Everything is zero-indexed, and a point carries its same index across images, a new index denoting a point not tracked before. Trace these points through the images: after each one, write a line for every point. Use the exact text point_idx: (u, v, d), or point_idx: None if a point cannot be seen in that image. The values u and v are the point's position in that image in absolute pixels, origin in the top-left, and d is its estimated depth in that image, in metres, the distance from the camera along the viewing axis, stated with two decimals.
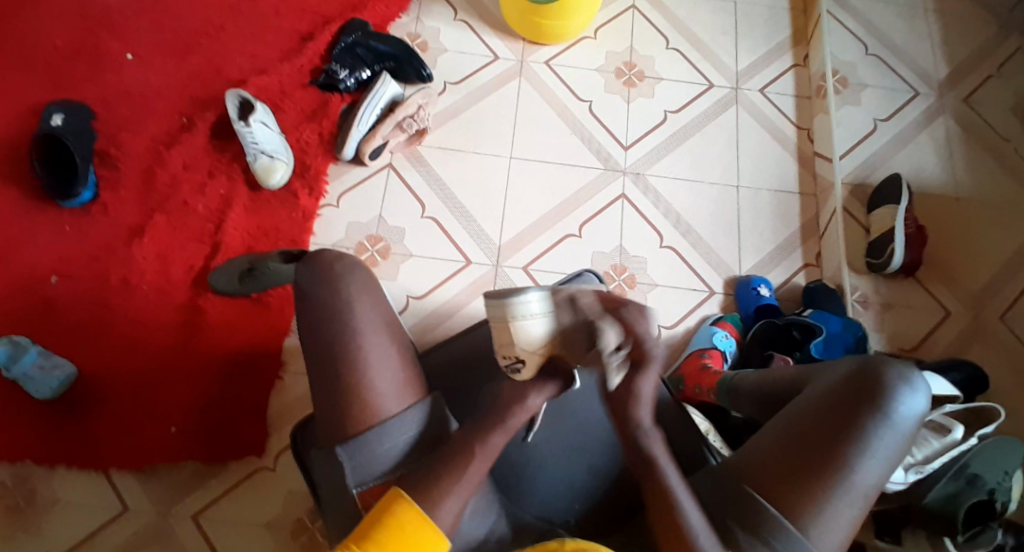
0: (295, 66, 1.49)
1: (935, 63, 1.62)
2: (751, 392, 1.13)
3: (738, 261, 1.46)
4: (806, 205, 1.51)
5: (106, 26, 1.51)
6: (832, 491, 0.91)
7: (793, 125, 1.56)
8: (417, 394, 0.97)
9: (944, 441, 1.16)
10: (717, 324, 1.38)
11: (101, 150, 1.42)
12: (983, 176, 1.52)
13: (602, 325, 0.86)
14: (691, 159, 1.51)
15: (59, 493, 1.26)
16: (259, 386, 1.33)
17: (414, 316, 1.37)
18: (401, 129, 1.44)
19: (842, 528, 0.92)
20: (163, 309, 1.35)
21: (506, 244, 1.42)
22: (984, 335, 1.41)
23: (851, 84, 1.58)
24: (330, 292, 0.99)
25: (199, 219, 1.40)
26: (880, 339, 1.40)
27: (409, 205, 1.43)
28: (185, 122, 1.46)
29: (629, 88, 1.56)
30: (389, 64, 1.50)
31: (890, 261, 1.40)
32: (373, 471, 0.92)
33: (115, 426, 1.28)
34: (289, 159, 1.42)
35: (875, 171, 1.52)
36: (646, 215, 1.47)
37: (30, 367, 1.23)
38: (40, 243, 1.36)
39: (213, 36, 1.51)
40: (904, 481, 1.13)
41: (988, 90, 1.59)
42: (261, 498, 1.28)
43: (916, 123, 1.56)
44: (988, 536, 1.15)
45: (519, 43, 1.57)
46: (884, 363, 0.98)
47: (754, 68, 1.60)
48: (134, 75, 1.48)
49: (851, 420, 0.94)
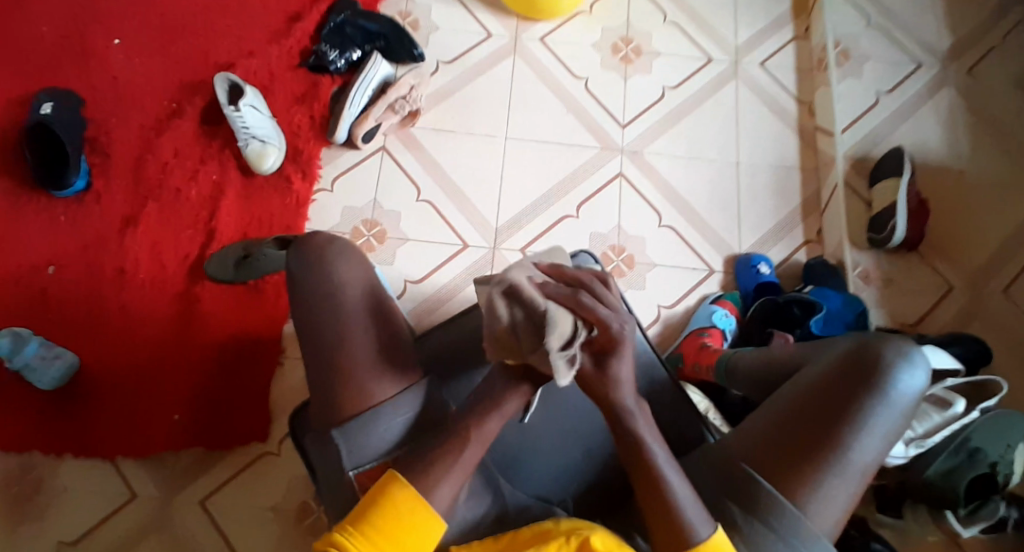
0: (285, 48, 1.47)
1: (938, 33, 1.58)
2: (749, 373, 1.13)
3: (737, 238, 1.44)
4: (806, 180, 1.49)
5: (94, 11, 1.49)
6: (829, 469, 0.91)
7: (793, 99, 1.54)
8: (414, 377, 0.97)
9: (944, 415, 1.16)
10: (716, 303, 1.37)
11: (92, 138, 1.41)
12: (987, 148, 1.49)
13: (550, 314, 0.79)
14: (689, 136, 1.49)
15: (62, 481, 1.27)
16: (257, 373, 1.33)
17: (411, 300, 1.36)
18: (393, 110, 1.42)
19: (840, 506, 0.91)
20: (159, 297, 1.34)
21: (502, 225, 1.41)
22: (987, 310, 1.40)
23: (852, 56, 1.55)
24: (322, 275, 0.98)
25: (191, 206, 1.39)
26: (881, 315, 1.39)
27: (404, 187, 1.42)
28: (176, 108, 1.44)
29: (625, 65, 1.53)
30: (380, 44, 1.47)
31: (891, 236, 1.38)
32: (369, 452, 0.92)
33: (115, 415, 1.29)
34: (282, 144, 1.40)
35: (876, 145, 1.49)
36: (644, 193, 1.45)
37: (31, 357, 1.24)
38: (35, 233, 1.36)
39: (202, 20, 1.49)
40: (904, 454, 1.15)
41: (993, 59, 1.56)
42: (263, 484, 1.29)
43: (919, 95, 1.53)
44: (989, 509, 1.16)
45: (512, 20, 1.54)
46: (882, 340, 0.97)
47: (752, 42, 1.57)
48: (123, 61, 1.46)
49: (848, 398, 0.93)
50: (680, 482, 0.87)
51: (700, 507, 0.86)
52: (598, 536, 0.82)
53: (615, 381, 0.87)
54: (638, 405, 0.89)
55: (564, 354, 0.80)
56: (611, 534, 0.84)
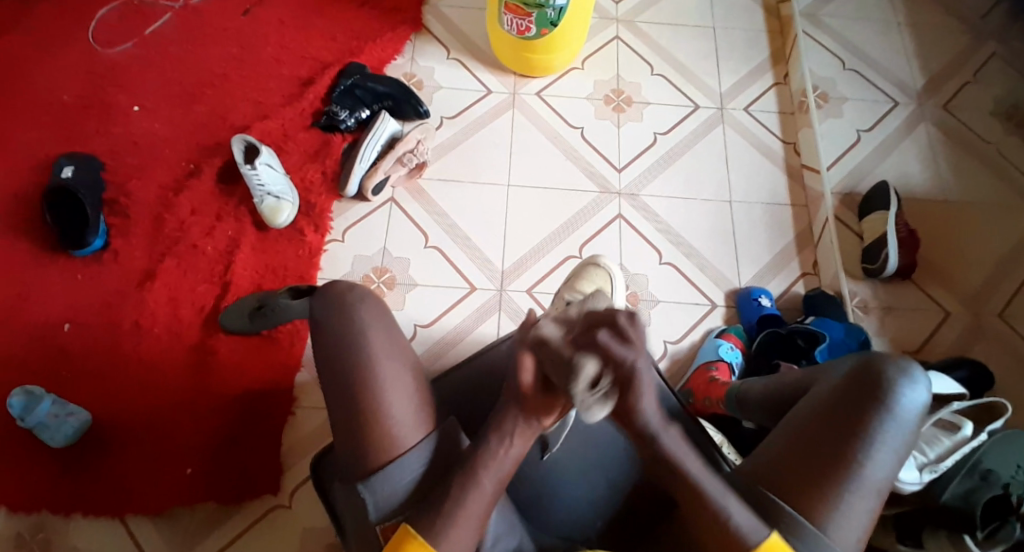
0: (298, 110, 1.55)
1: (911, 73, 1.68)
2: (760, 403, 1.14)
3: (736, 272, 1.49)
4: (798, 215, 1.55)
5: (116, 81, 1.57)
6: (844, 485, 0.92)
7: (779, 139, 1.61)
8: (426, 429, 0.96)
9: (955, 439, 1.17)
10: (721, 336, 1.40)
11: (112, 199, 1.46)
12: (967, 178, 1.56)
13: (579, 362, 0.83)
14: (682, 177, 1.56)
15: (74, 541, 1.26)
16: (271, 423, 1.33)
17: (422, 343, 1.39)
18: (401, 163, 1.48)
19: (858, 522, 0.92)
20: (175, 350, 1.36)
21: (508, 268, 1.45)
22: (984, 333, 1.43)
23: (832, 98, 1.64)
24: (346, 321, 0.99)
25: (208, 260, 1.43)
26: (882, 342, 1.43)
27: (412, 235, 1.47)
28: (193, 168, 1.50)
29: (618, 113, 1.61)
30: (388, 103, 1.55)
31: (885, 265, 1.44)
32: (394, 504, 0.93)
33: (129, 469, 1.29)
34: (295, 199, 1.46)
35: (862, 179, 1.56)
36: (643, 232, 1.50)
37: (44, 415, 1.24)
38: (54, 291, 1.39)
39: (219, 86, 1.57)
40: (918, 481, 1.14)
41: (966, 96, 1.65)
42: (277, 537, 1.28)
43: (897, 131, 1.61)
44: (1006, 531, 1.12)
45: (510, 77, 1.63)
46: (883, 359, 0.98)
47: (736, 89, 1.66)
48: (141, 126, 1.53)
49: (856, 416, 0.95)
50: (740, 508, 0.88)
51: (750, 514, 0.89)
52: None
53: (637, 409, 0.87)
54: (665, 423, 0.90)
55: (590, 397, 0.84)
56: None
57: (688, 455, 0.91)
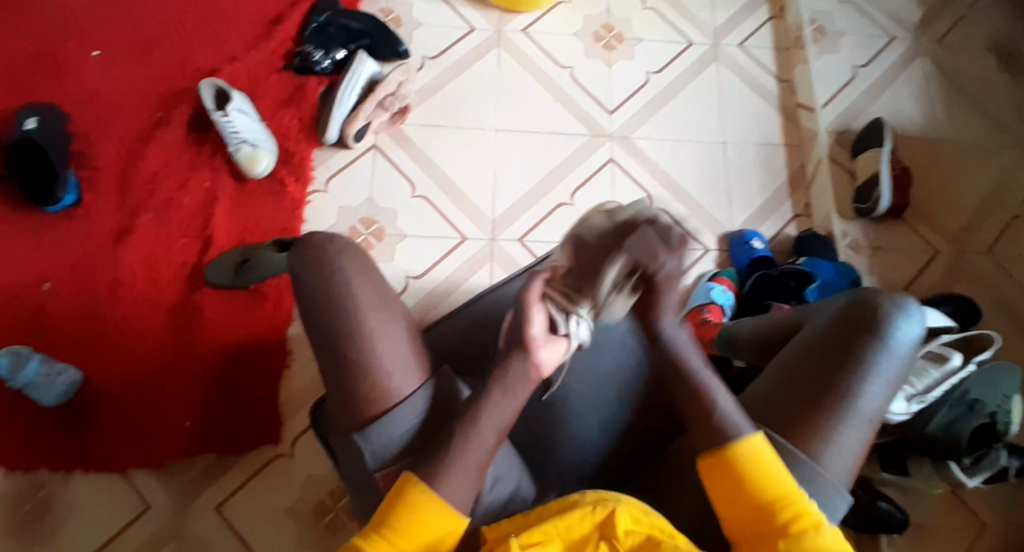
0: (271, 53, 1.47)
1: (907, 6, 1.63)
2: (750, 340, 1.14)
3: (728, 216, 1.47)
4: (791, 156, 1.52)
5: (74, 24, 1.47)
6: (837, 417, 0.91)
7: (773, 77, 1.57)
8: (421, 375, 0.95)
9: (943, 370, 1.13)
10: (714, 280, 1.39)
11: (79, 152, 1.39)
12: (961, 114, 1.54)
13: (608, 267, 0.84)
14: (675, 118, 1.51)
15: (71, 499, 1.24)
16: (262, 376, 1.32)
17: (412, 296, 1.36)
18: (383, 108, 1.43)
19: (851, 453, 0.91)
20: (158, 307, 1.33)
21: (498, 216, 1.41)
22: (973, 271, 1.44)
23: (827, 33, 1.58)
24: (329, 275, 0.96)
25: (186, 214, 1.38)
26: (873, 281, 1.43)
27: (399, 184, 1.42)
28: (162, 117, 1.43)
29: (609, 52, 1.55)
30: (365, 42, 1.48)
31: (876, 205, 1.42)
32: (391, 452, 0.92)
33: (121, 429, 1.26)
34: (272, 146, 1.39)
35: (856, 117, 1.53)
36: (636, 177, 1.47)
37: (33, 375, 1.19)
38: (26, 250, 1.34)
39: (185, 28, 1.48)
40: (907, 410, 1.13)
41: (962, 29, 1.61)
42: (280, 485, 1.27)
43: (893, 67, 1.57)
44: (992, 457, 1.18)
45: (494, 13, 1.55)
46: (877, 294, 0.97)
47: (730, 24, 1.60)
48: (104, 72, 1.45)
49: (849, 350, 0.93)
50: (731, 404, 0.88)
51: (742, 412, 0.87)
52: (624, 508, 0.80)
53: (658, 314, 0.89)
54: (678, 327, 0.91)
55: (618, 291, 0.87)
56: (636, 501, 0.82)
57: (677, 385, 0.91)
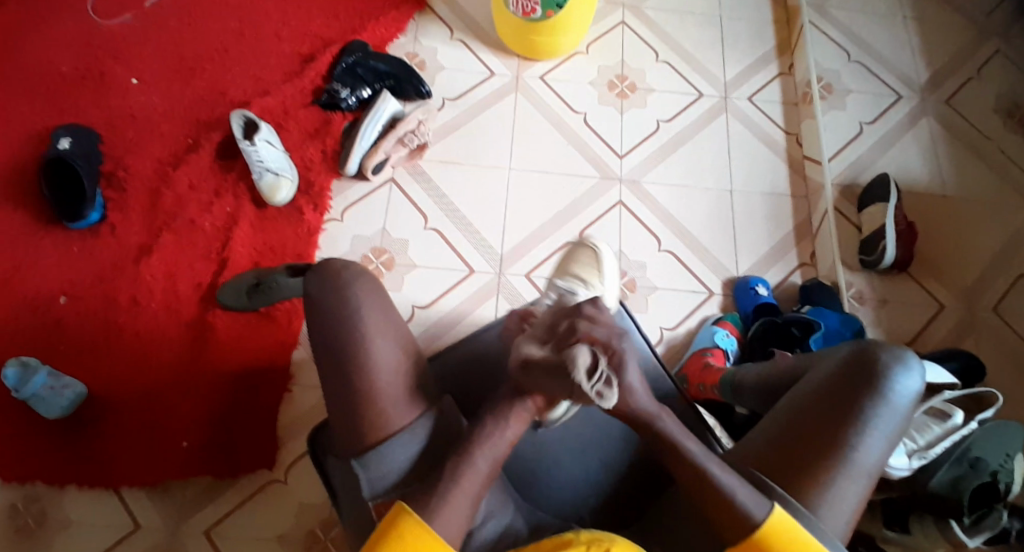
0: (299, 88, 1.54)
1: (915, 67, 1.67)
2: (753, 387, 1.12)
3: (734, 262, 1.49)
4: (798, 207, 1.55)
5: (116, 53, 1.56)
6: (835, 468, 0.90)
7: (782, 130, 1.61)
8: (422, 405, 0.97)
9: (945, 427, 1.13)
10: (718, 323, 1.41)
11: (110, 173, 1.46)
12: (967, 173, 1.57)
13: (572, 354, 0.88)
14: (685, 165, 1.56)
15: (68, 512, 1.26)
16: (267, 399, 1.34)
17: (419, 325, 1.39)
18: (402, 144, 1.48)
19: (848, 505, 0.90)
20: (172, 325, 1.36)
21: (507, 252, 1.45)
22: (978, 329, 1.44)
23: (836, 90, 1.63)
24: (340, 298, 0.98)
25: (206, 236, 1.42)
26: (877, 333, 1.43)
27: (412, 217, 1.46)
28: (191, 143, 1.49)
29: (622, 100, 1.60)
30: (390, 82, 1.54)
31: (882, 257, 1.44)
32: (387, 483, 0.94)
33: (126, 444, 1.28)
34: (294, 176, 1.45)
35: (864, 171, 1.56)
36: (644, 220, 1.50)
37: (39, 387, 1.23)
38: (50, 264, 1.38)
39: (219, 61, 1.56)
40: (907, 467, 1.12)
41: (968, 91, 1.65)
42: (272, 511, 1.28)
43: (900, 125, 1.61)
44: (993, 519, 1.12)
45: (513, 60, 1.62)
46: (877, 345, 0.96)
47: (740, 78, 1.65)
48: (140, 99, 1.52)
49: (848, 402, 0.92)
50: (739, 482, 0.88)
51: (751, 491, 0.88)
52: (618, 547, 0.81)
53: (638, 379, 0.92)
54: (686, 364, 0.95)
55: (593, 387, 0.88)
56: (630, 543, 0.83)
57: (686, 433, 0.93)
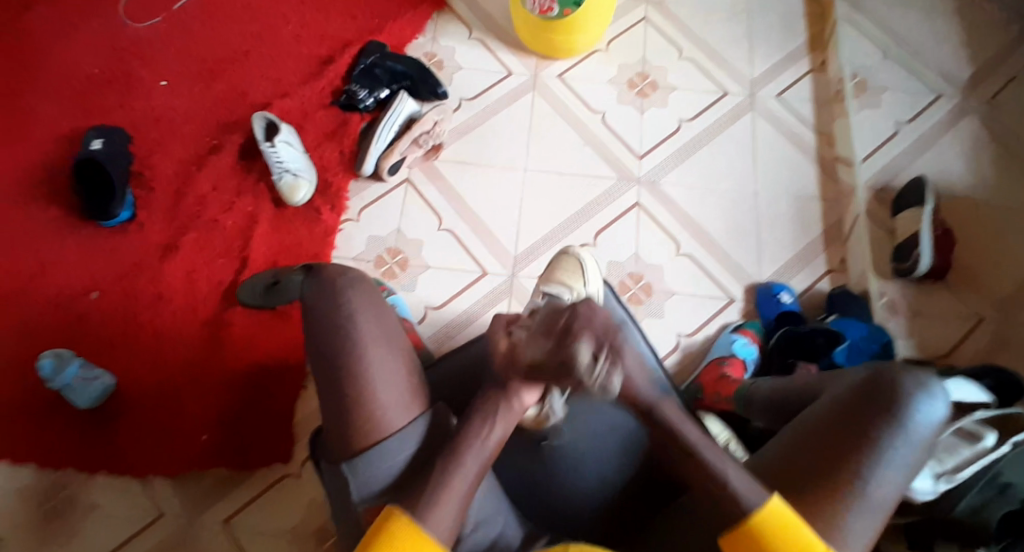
0: (318, 89, 1.56)
1: (957, 62, 1.58)
2: (766, 401, 1.07)
3: (756, 267, 1.44)
4: (826, 209, 1.49)
5: (148, 57, 1.61)
6: (846, 500, 0.84)
7: (811, 129, 1.55)
8: (419, 408, 0.94)
9: (975, 449, 1.03)
10: (738, 331, 1.36)
11: (138, 173, 1.51)
12: (1010, 175, 1.47)
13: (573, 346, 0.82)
14: (706, 165, 1.51)
15: (92, 499, 1.31)
16: (279, 396, 1.37)
17: (430, 326, 1.39)
18: (417, 144, 1.48)
19: (859, 542, 0.84)
20: (192, 321, 1.41)
21: (520, 254, 1.44)
22: (1018, 343, 1.35)
23: (869, 88, 1.56)
24: (338, 299, 0.96)
25: (227, 235, 1.46)
26: (907, 345, 1.36)
27: (427, 219, 1.47)
28: (215, 145, 1.53)
29: (641, 99, 1.57)
30: (407, 83, 1.55)
31: (916, 264, 1.35)
32: (375, 488, 0.91)
33: (146, 436, 1.33)
34: (312, 177, 1.47)
35: (898, 174, 1.49)
36: (662, 222, 1.47)
37: (71, 378, 1.29)
38: (81, 260, 1.44)
39: (244, 63, 1.60)
40: (932, 490, 1.01)
41: (1014, 88, 1.55)
42: (281, 508, 1.31)
43: (939, 124, 1.52)
44: None
45: (531, 59, 1.61)
46: (896, 370, 0.91)
47: (767, 75, 1.60)
48: (169, 101, 1.57)
49: (864, 429, 0.87)
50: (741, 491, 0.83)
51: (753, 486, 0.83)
52: None
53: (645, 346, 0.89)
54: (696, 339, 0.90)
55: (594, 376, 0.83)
56: None
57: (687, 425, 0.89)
